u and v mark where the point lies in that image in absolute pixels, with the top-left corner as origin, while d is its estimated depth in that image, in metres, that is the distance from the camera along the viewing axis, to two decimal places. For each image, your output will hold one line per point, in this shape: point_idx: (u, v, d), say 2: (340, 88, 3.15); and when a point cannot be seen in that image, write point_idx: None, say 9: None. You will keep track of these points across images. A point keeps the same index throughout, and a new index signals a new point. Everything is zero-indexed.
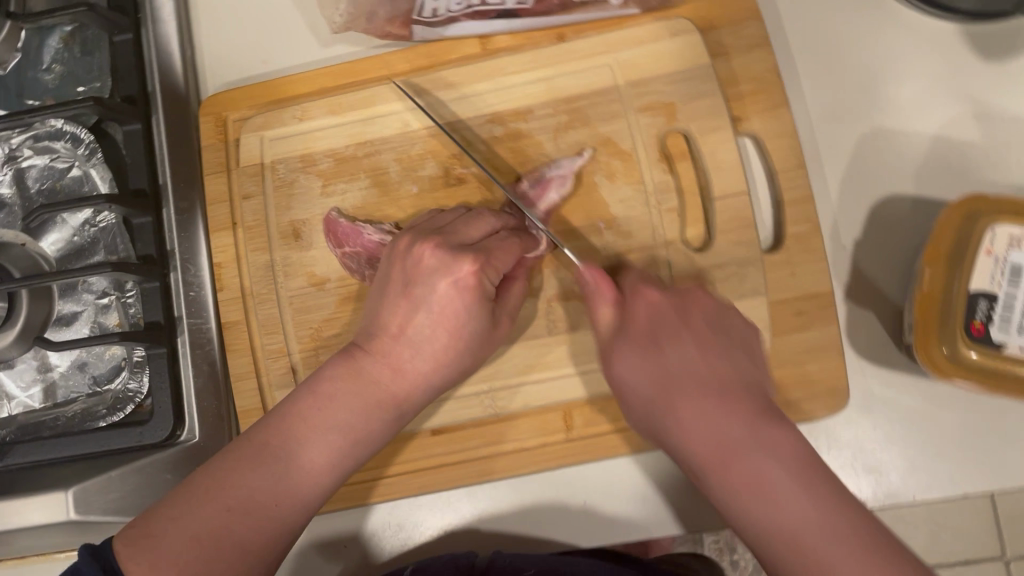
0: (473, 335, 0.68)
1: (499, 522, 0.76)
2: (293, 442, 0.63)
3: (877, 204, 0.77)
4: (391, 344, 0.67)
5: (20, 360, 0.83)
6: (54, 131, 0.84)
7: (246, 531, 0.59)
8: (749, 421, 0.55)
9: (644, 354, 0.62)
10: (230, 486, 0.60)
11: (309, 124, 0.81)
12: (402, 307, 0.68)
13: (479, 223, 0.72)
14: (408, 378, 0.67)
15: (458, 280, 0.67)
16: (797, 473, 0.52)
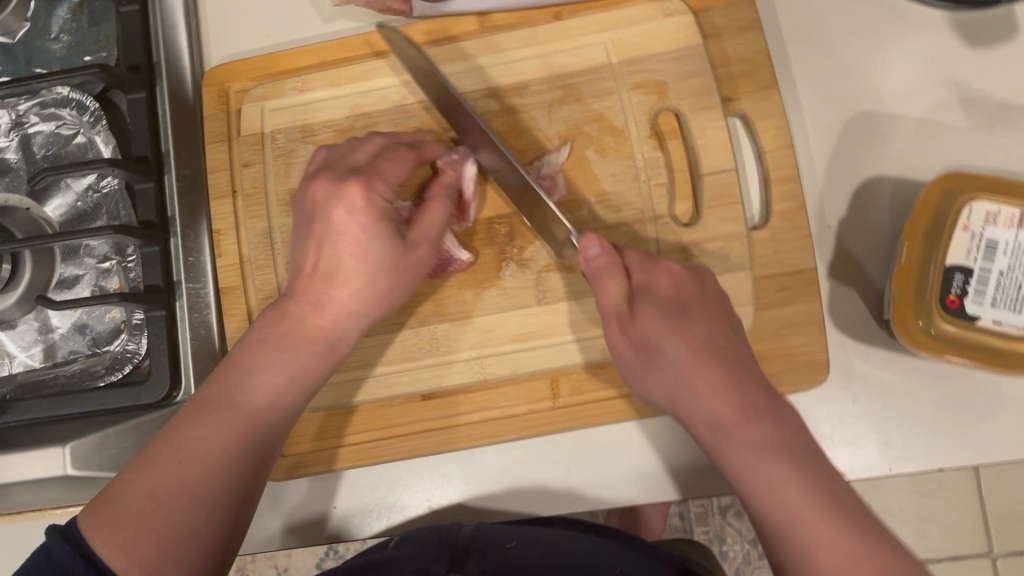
0: (383, 252, 0.71)
1: (485, 485, 0.79)
2: (232, 383, 0.65)
3: (861, 184, 0.79)
4: (313, 281, 0.71)
5: (22, 321, 0.85)
6: (61, 98, 0.86)
7: (198, 475, 0.60)
8: (765, 405, 0.62)
9: (670, 321, 0.66)
10: (181, 446, 0.61)
11: (309, 95, 0.83)
12: (314, 245, 0.72)
13: (365, 148, 0.75)
14: (330, 307, 0.71)
15: (349, 204, 0.70)
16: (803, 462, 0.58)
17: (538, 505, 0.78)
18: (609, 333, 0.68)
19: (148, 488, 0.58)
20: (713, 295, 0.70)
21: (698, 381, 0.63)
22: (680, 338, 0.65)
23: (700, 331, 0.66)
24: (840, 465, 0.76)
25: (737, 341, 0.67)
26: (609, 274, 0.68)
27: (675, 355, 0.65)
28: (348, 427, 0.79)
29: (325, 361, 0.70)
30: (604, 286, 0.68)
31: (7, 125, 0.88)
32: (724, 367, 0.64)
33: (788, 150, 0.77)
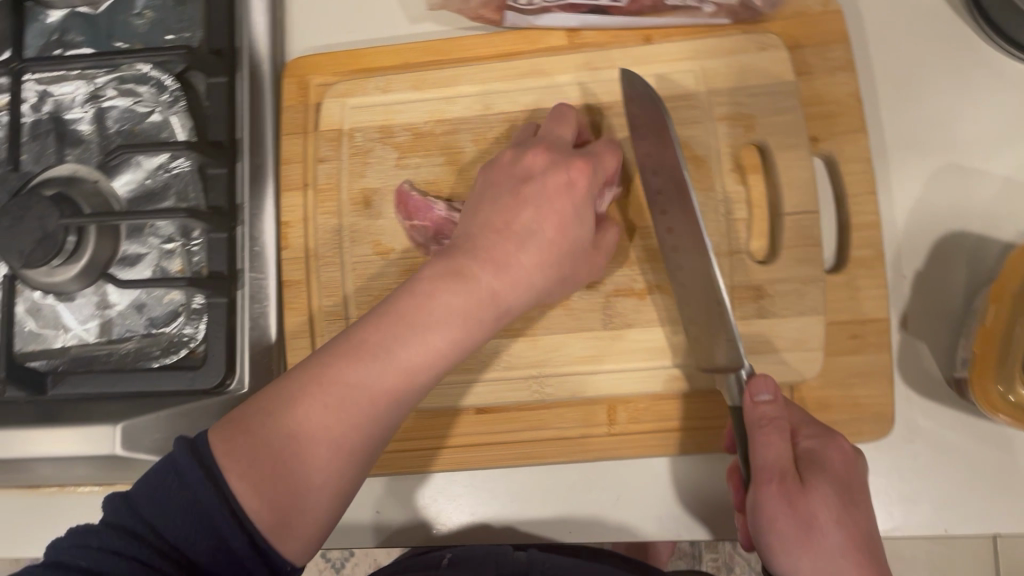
0: (572, 244, 0.70)
1: (530, 507, 0.77)
2: (389, 344, 0.60)
3: (941, 238, 0.78)
4: (493, 243, 0.68)
5: (80, 295, 0.86)
6: (140, 75, 0.86)
7: (339, 428, 0.57)
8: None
9: (843, 508, 0.59)
10: (326, 397, 0.57)
11: (390, 97, 0.82)
12: (510, 203, 0.70)
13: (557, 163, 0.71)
14: (512, 269, 0.67)
15: (569, 181, 0.70)
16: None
17: (580, 532, 0.76)
18: (766, 494, 0.60)
19: (291, 431, 0.57)
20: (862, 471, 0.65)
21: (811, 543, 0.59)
22: (848, 527, 0.59)
23: (863, 521, 0.60)
24: (894, 521, 0.74)
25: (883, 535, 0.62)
26: (775, 430, 0.62)
27: (837, 549, 0.58)
28: (400, 432, 0.79)
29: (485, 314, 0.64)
30: (765, 440, 0.61)
31: (84, 97, 0.88)
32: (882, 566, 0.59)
33: (871, 196, 0.76)
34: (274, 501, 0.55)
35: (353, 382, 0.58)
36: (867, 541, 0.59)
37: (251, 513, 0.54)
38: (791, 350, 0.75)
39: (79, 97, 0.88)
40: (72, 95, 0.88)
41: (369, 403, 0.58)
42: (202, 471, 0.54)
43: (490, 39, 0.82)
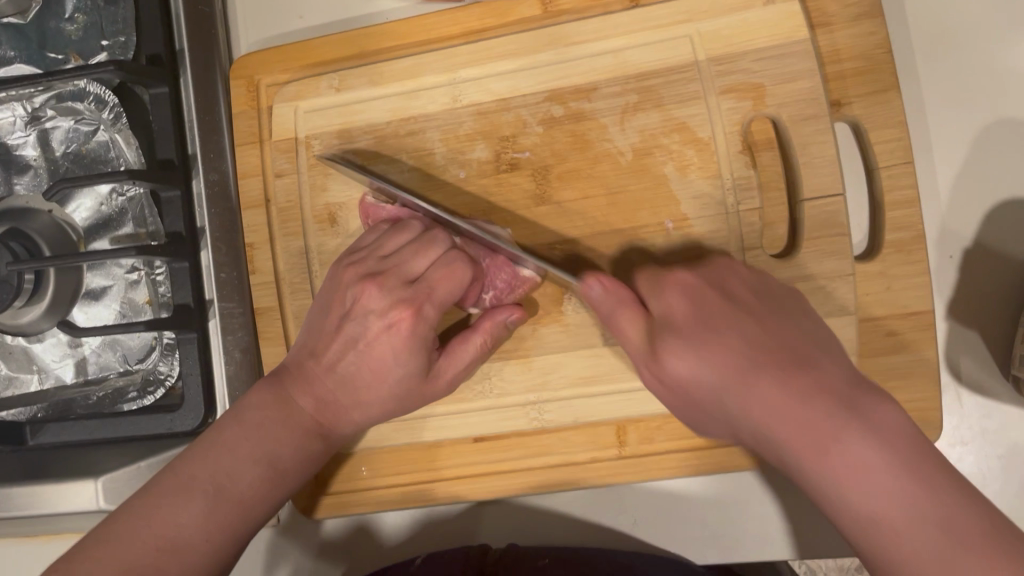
0: (399, 380, 0.64)
1: (536, 530, 0.71)
2: (222, 474, 0.60)
3: (992, 210, 0.66)
4: (322, 377, 0.65)
5: (49, 334, 0.80)
6: (77, 91, 0.77)
7: (178, 567, 0.57)
8: (836, 399, 0.48)
9: (699, 351, 0.54)
10: (158, 522, 0.57)
11: (347, 95, 0.73)
12: (335, 342, 0.65)
13: (427, 253, 0.65)
14: (336, 409, 0.65)
15: (391, 323, 0.63)
16: (899, 457, 0.45)
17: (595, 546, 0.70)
18: (643, 373, 0.60)
19: (121, 569, 0.55)
20: (748, 286, 0.60)
21: (692, 402, 0.56)
22: (708, 362, 0.54)
23: (727, 339, 0.54)
24: None
25: (780, 329, 0.55)
26: (624, 310, 0.60)
27: (712, 389, 0.53)
28: (395, 466, 0.73)
29: (316, 446, 0.65)
30: (619, 327, 0.60)
31: (23, 120, 0.80)
32: (782, 363, 0.51)
33: (907, 167, 0.65)
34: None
35: (200, 516, 0.58)
36: (740, 356, 0.53)
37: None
38: None
39: (18, 120, 0.80)
40: (10, 119, 0.80)
41: (203, 500, 0.59)
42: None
43: (451, 16, 0.71)
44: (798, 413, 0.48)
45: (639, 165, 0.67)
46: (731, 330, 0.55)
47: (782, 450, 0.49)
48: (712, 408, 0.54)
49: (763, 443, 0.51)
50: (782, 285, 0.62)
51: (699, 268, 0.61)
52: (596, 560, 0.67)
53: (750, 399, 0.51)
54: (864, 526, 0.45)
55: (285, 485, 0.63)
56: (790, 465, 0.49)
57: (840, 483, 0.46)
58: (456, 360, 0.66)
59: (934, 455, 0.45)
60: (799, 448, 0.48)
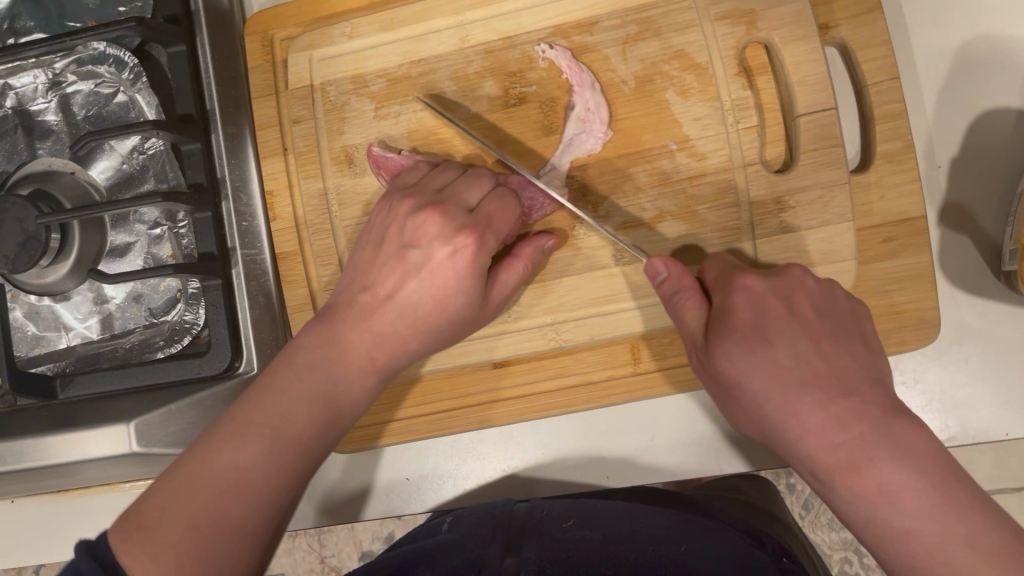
0: (456, 306, 0.66)
1: (565, 457, 0.76)
2: (280, 415, 0.58)
3: (976, 121, 0.70)
4: (378, 308, 0.66)
5: (76, 292, 0.83)
6: (98, 54, 0.80)
7: (247, 505, 0.54)
8: (876, 430, 0.52)
9: (756, 357, 0.58)
10: (219, 464, 0.54)
11: (359, 42, 0.76)
12: (395, 272, 0.67)
13: (479, 184, 0.69)
14: (387, 341, 0.65)
15: (456, 249, 0.66)
16: (932, 479, 0.49)
17: (621, 474, 0.75)
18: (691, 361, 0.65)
19: (189, 522, 0.52)
20: (813, 301, 0.62)
21: (729, 397, 0.61)
22: (761, 370, 0.58)
23: (790, 362, 0.58)
24: (950, 429, 0.70)
25: (837, 351, 0.59)
26: (687, 295, 0.64)
27: (760, 392, 0.57)
28: (419, 397, 0.75)
29: (371, 381, 0.64)
30: (682, 312, 0.64)
31: (45, 86, 0.83)
32: (830, 390, 0.55)
33: (895, 82, 0.68)
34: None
35: (260, 460, 0.55)
36: (797, 371, 0.57)
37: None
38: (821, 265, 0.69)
39: (40, 86, 0.83)
40: (33, 85, 0.83)
41: (265, 438, 0.56)
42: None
43: None
44: (805, 417, 0.55)
45: (642, 92, 0.71)
46: (831, 350, 0.58)
47: (817, 467, 0.54)
48: (755, 414, 0.58)
49: (806, 466, 0.55)
50: (846, 296, 0.63)
51: (770, 276, 0.63)
52: (622, 521, 0.66)
53: (798, 413, 0.55)
54: (908, 546, 0.49)
55: (339, 422, 0.62)
56: (827, 485, 0.54)
57: (871, 503, 0.51)
58: (504, 284, 0.68)
59: (964, 481, 0.50)
60: (815, 452, 0.54)
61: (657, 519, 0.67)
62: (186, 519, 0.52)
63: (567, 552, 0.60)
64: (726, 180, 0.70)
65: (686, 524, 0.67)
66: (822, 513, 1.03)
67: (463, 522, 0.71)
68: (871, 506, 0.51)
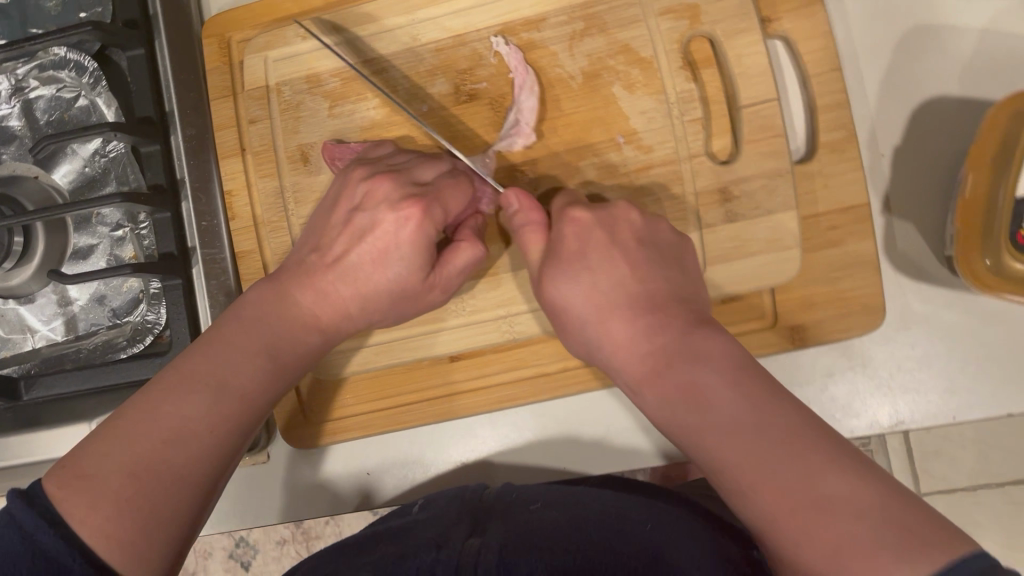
0: (399, 277, 0.66)
1: (523, 449, 0.76)
2: (222, 368, 0.59)
3: (918, 110, 0.71)
4: (325, 271, 0.66)
5: (40, 295, 0.84)
6: (59, 60, 0.81)
7: (185, 457, 0.55)
8: (686, 347, 0.55)
9: (589, 280, 0.61)
10: (161, 414, 0.56)
11: (313, 42, 0.78)
12: (343, 236, 0.67)
13: (431, 165, 0.70)
14: (333, 302, 0.66)
15: (400, 215, 0.65)
16: (727, 378, 0.51)
17: (577, 465, 0.75)
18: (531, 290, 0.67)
19: (132, 466, 0.53)
20: (639, 233, 0.64)
21: (561, 323, 0.64)
22: (583, 293, 0.61)
23: (606, 287, 0.61)
24: (898, 414, 0.71)
25: (653, 278, 0.61)
26: (530, 230, 0.66)
27: (589, 316, 0.61)
28: (377, 391, 0.77)
29: (314, 341, 0.65)
30: (529, 243, 0.66)
31: (8, 92, 0.84)
32: (656, 316, 0.58)
33: (835, 73, 0.70)
34: (129, 543, 0.52)
35: (204, 411, 0.57)
36: (615, 300, 0.60)
37: (102, 552, 0.51)
38: (764, 253, 0.69)
39: (3, 92, 0.84)
40: None
41: (206, 392, 0.57)
42: (48, 523, 0.51)
43: None
44: (630, 339, 0.58)
45: (589, 86, 0.72)
46: (647, 274, 0.62)
47: (638, 384, 0.57)
48: (580, 334, 0.62)
49: (625, 378, 0.59)
50: (678, 234, 0.66)
51: (597, 210, 0.64)
52: (586, 501, 0.67)
53: (609, 331, 0.60)
54: (703, 445, 0.50)
55: (282, 378, 0.63)
56: (645, 399, 0.56)
57: (688, 415, 0.52)
58: (452, 266, 0.67)
59: (759, 375, 0.51)
60: (635, 371, 0.57)
61: (621, 498, 0.69)
62: (129, 463, 0.54)
63: (529, 530, 0.63)
64: (672, 172, 0.71)
65: (653, 506, 0.68)
66: None
67: (433, 504, 0.72)
68: (690, 410, 0.51)
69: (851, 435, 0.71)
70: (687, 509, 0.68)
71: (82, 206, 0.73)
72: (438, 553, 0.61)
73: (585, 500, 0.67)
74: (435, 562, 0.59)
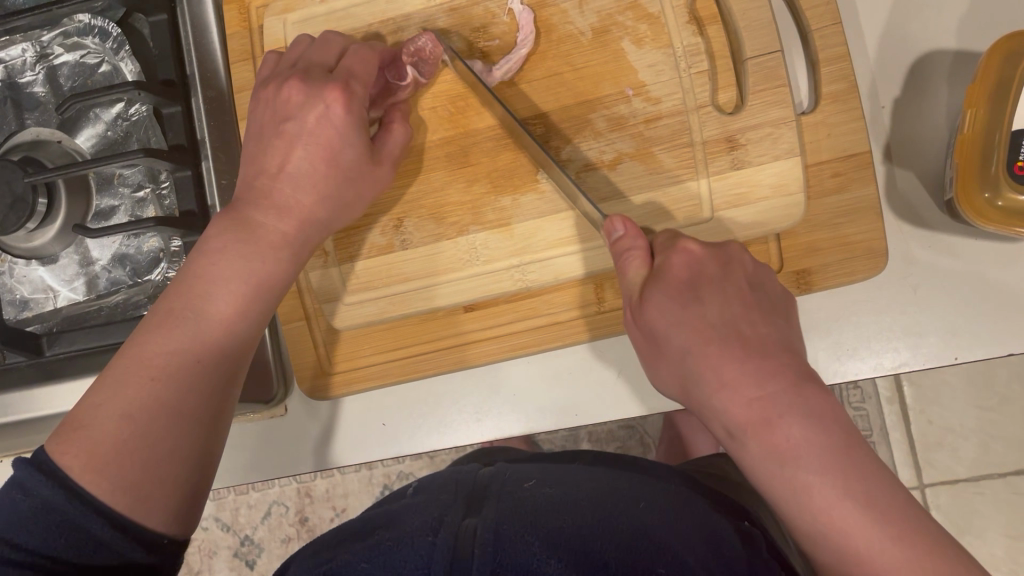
0: (351, 161, 0.67)
1: (535, 398, 0.78)
2: (198, 298, 0.60)
3: (915, 62, 0.74)
4: (272, 185, 0.65)
5: (63, 255, 0.86)
6: (83, 26, 0.83)
7: (177, 391, 0.55)
8: (789, 391, 0.56)
9: (688, 313, 0.61)
10: (147, 353, 0.56)
11: (330, 5, 0.80)
12: (278, 145, 0.66)
13: (335, 48, 0.71)
14: (296, 212, 0.65)
15: (327, 107, 0.65)
16: (839, 451, 0.53)
17: (587, 410, 0.77)
18: (626, 319, 0.67)
19: (123, 409, 0.53)
20: (747, 274, 0.65)
21: (656, 350, 0.63)
22: (688, 324, 0.61)
23: (714, 317, 0.61)
24: (901, 356, 0.72)
25: (762, 322, 0.61)
26: (631, 255, 0.66)
27: (682, 341, 0.61)
28: (391, 341, 0.79)
29: (284, 257, 0.65)
30: (630, 266, 0.66)
31: (33, 58, 0.87)
32: (748, 347, 0.59)
33: (836, 27, 0.72)
34: (129, 484, 0.52)
35: (183, 346, 0.57)
36: (720, 330, 0.60)
37: (104, 497, 0.51)
38: (770, 197, 0.72)
39: (28, 59, 0.87)
40: (21, 59, 0.87)
41: (185, 327, 0.58)
42: (48, 480, 0.50)
43: None
44: (725, 364, 0.58)
45: (598, 41, 0.74)
46: (756, 315, 0.62)
47: (729, 423, 0.58)
48: (678, 366, 0.61)
49: (720, 416, 0.58)
50: (779, 285, 0.67)
51: (710, 246, 0.65)
52: (577, 485, 0.70)
53: (717, 367, 0.58)
54: (806, 505, 0.53)
55: (261, 303, 0.63)
56: (739, 442, 0.57)
57: (772, 456, 0.55)
58: (391, 144, 0.70)
59: (860, 447, 0.54)
60: (727, 402, 0.57)
61: (613, 486, 0.71)
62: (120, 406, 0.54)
63: (527, 509, 0.63)
64: (680, 122, 0.73)
65: (650, 493, 0.70)
66: None
67: (428, 487, 0.74)
68: (791, 470, 0.54)
69: (855, 377, 0.73)
70: (677, 498, 0.71)
71: (107, 163, 0.75)
72: (433, 539, 0.58)
73: (572, 485, 0.69)
74: (430, 551, 0.56)
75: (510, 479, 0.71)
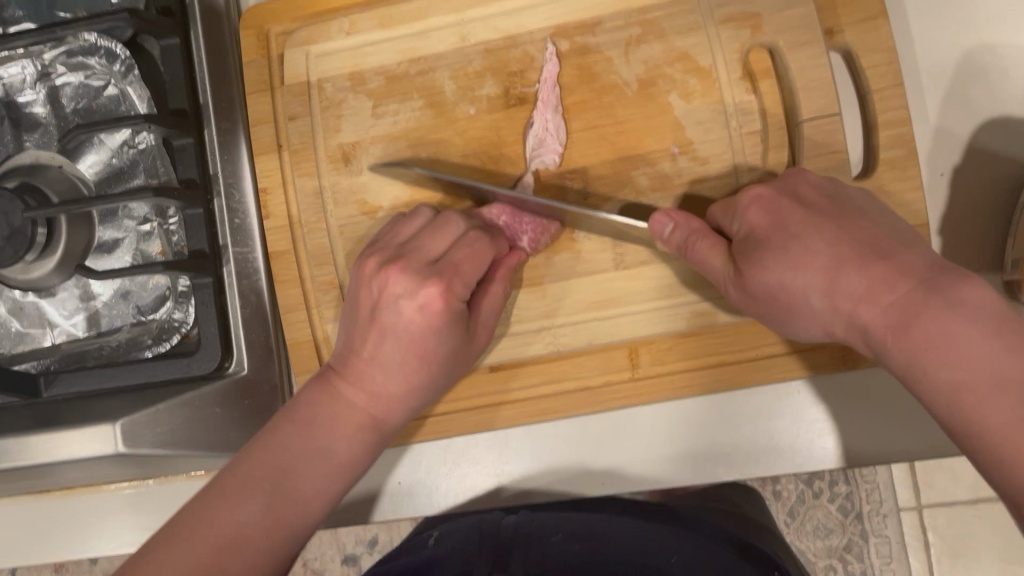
0: (444, 355, 0.65)
1: (564, 463, 0.73)
2: (278, 472, 0.60)
3: (977, 131, 0.70)
4: (364, 370, 0.64)
5: (61, 289, 0.81)
6: (88, 46, 0.78)
7: (242, 564, 0.56)
8: (925, 288, 0.50)
9: (784, 254, 0.58)
10: (219, 522, 0.56)
11: (358, 38, 0.76)
12: (370, 333, 0.65)
13: (444, 235, 0.67)
14: (385, 401, 0.65)
15: (423, 304, 0.63)
16: (992, 327, 0.47)
17: (620, 479, 0.73)
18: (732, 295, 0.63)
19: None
20: (822, 189, 0.61)
21: (768, 295, 0.59)
22: (799, 264, 0.57)
23: (822, 247, 0.56)
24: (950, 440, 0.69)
25: (860, 224, 0.57)
26: (699, 241, 0.62)
27: (801, 283, 0.57)
28: None
29: (371, 439, 0.64)
30: (703, 249, 0.62)
31: (33, 77, 0.81)
32: (872, 259, 0.54)
33: (897, 89, 0.68)
34: None
35: (257, 519, 0.57)
36: (839, 257, 0.55)
37: None
38: None
39: (28, 77, 0.81)
40: (20, 76, 0.81)
41: (263, 498, 0.58)
42: None
43: None
44: (851, 287, 0.54)
45: (644, 95, 0.70)
46: (858, 224, 0.57)
47: (878, 343, 0.52)
48: (807, 309, 0.57)
49: (863, 333, 0.53)
50: (859, 189, 0.62)
51: (774, 182, 0.62)
52: (609, 538, 0.66)
53: (844, 288, 0.54)
54: (956, 400, 0.47)
55: (338, 480, 0.62)
56: (889, 360, 0.51)
57: (925, 360, 0.48)
58: (484, 309, 0.67)
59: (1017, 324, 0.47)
60: (863, 317, 0.53)
61: (641, 534, 0.68)
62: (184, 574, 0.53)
63: (551, 567, 0.61)
64: (728, 184, 0.69)
65: (679, 545, 0.66)
66: (807, 520, 1.20)
67: (450, 538, 0.73)
68: (937, 364, 0.48)
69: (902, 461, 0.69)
70: (703, 546, 0.68)
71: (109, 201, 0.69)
72: None
73: (604, 535, 0.67)
74: None
75: (537, 534, 0.68)
